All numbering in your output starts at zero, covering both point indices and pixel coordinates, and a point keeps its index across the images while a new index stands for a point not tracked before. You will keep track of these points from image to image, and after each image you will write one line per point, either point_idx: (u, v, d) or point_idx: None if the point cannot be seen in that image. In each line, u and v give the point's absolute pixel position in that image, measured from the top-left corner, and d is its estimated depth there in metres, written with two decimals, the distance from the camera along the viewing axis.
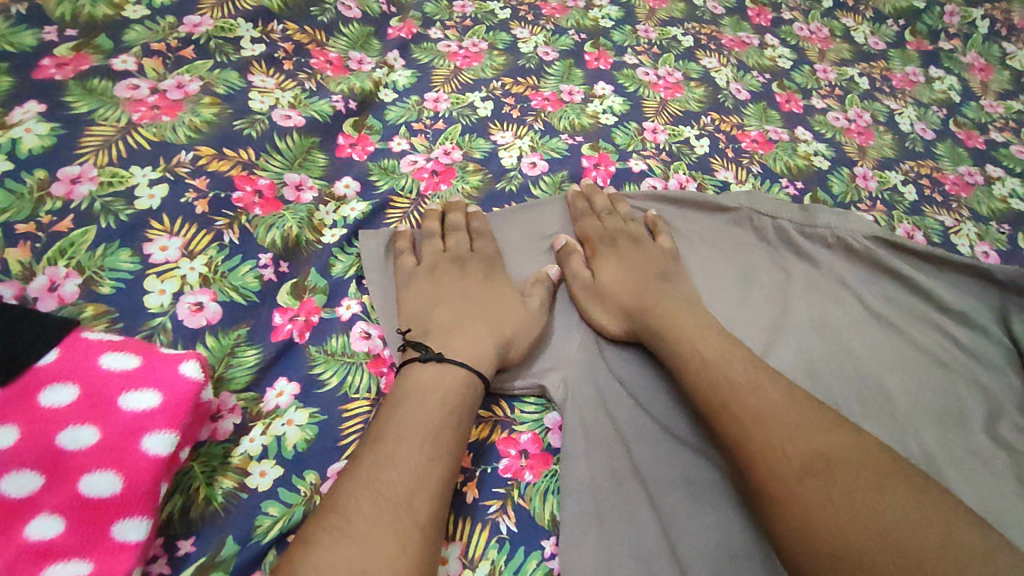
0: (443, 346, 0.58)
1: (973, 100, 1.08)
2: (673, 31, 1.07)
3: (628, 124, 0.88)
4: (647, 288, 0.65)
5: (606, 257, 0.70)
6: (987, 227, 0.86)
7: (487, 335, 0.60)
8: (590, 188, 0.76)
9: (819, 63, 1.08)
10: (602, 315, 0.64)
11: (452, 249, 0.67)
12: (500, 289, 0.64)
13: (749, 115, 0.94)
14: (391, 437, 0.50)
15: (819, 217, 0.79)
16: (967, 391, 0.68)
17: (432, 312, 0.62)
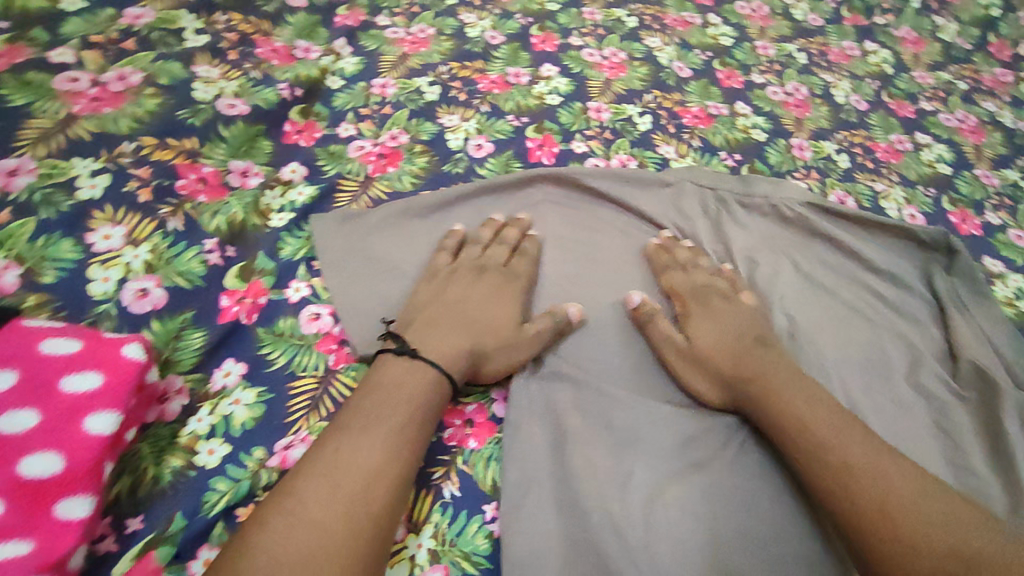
0: (422, 340, 0.59)
1: (904, 72, 1.13)
2: (618, 13, 1.09)
3: (572, 104, 0.91)
4: (747, 353, 0.64)
5: (699, 319, 0.68)
6: (915, 191, 0.90)
7: (465, 341, 0.60)
8: (670, 240, 0.74)
9: (760, 40, 1.11)
10: (703, 384, 0.63)
11: (483, 258, 0.69)
12: (492, 308, 0.64)
13: (690, 92, 0.97)
14: (356, 429, 0.51)
15: (756, 187, 0.83)
16: (892, 344, 0.72)
17: (431, 314, 0.63)
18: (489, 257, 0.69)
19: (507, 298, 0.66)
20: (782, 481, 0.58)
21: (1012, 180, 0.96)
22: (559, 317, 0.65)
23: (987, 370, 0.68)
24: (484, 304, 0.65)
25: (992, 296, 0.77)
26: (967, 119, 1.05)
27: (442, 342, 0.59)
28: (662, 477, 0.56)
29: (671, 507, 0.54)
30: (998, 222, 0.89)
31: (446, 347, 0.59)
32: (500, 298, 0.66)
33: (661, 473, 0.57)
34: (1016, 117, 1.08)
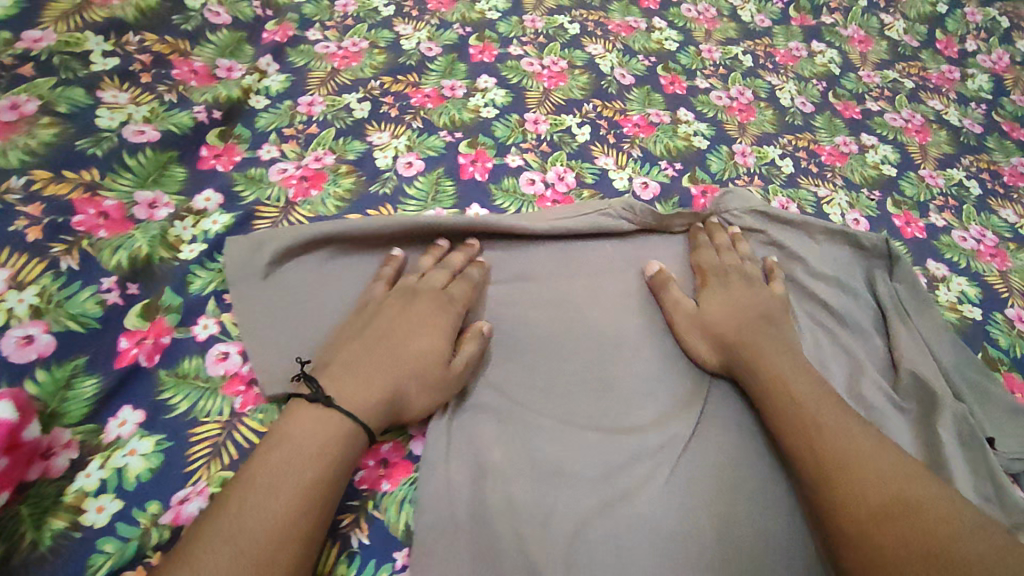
0: (338, 379, 0.55)
1: (851, 72, 1.11)
2: (560, 19, 1.06)
3: (508, 116, 0.88)
4: (752, 325, 0.65)
5: (714, 289, 0.69)
6: (859, 194, 0.89)
7: (387, 386, 0.56)
8: (714, 225, 0.77)
9: (706, 43, 1.09)
10: (696, 342, 0.66)
11: (418, 287, 0.64)
12: (420, 339, 0.59)
13: (632, 99, 0.95)
14: (270, 475, 0.48)
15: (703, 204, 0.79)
16: (833, 355, 0.70)
17: (353, 351, 0.58)
18: (426, 286, 0.64)
19: (438, 332, 0.61)
20: (712, 510, 0.56)
21: (957, 180, 0.95)
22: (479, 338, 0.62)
23: (927, 379, 0.67)
24: (414, 338, 0.59)
25: (933, 304, 0.76)
26: (912, 119, 1.04)
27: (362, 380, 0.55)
28: (582, 512, 0.55)
29: (590, 544, 0.53)
30: (942, 224, 0.88)
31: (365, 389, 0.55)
32: (429, 330, 0.60)
33: (579, 507, 0.55)
34: (961, 115, 1.07)
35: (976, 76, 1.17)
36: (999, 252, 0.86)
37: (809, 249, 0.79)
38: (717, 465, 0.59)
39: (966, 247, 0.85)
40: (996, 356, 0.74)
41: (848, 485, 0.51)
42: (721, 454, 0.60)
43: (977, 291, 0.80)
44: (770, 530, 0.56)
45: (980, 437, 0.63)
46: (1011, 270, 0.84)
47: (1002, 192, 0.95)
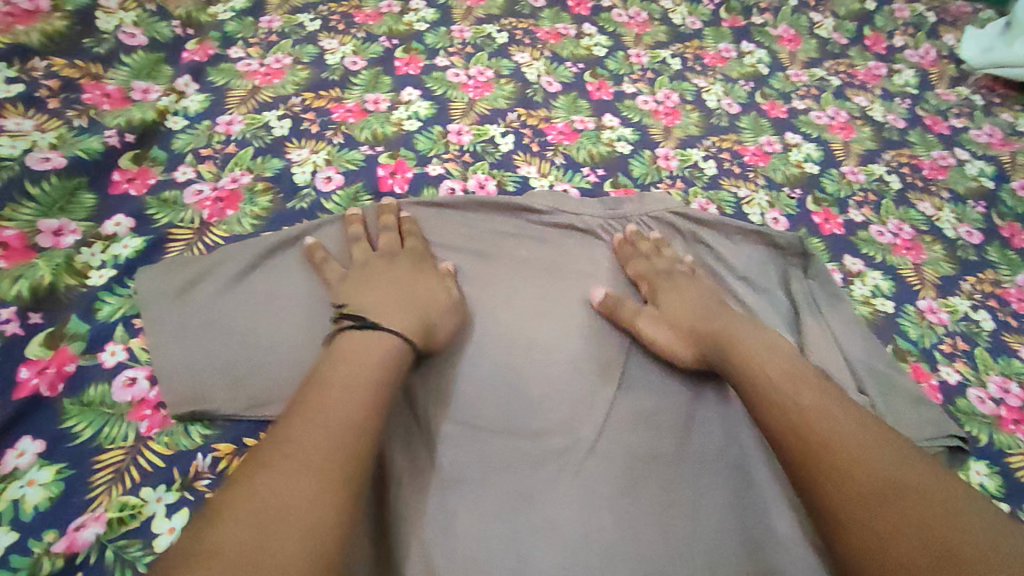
0: (379, 314, 0.59)
1: (779, 71, 1.13)
2: (489, 29, 1.08)
3: (432, 128, 0.89)
4: (711, 309, 0.68)
5: (667, 291, 0.71)
6: (779, 193, 0.91)
7: (418, 314, 0.61)
8: (635, 233, 0.78)
9: (635, 48, 1.11)
10: (669, 339, 0.67)
11: (380, 251, 0.68)
12: (428, 277, 0.66)
13: (557, 107, 0.96)
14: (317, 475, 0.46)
15: (622, 206, 0.82)
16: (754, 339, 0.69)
17: (367, 294, 0.62)
18: (387, 247, 0.69)
19: (430, 272, 0.67)
20: (608, 514, 0.57)
21: (877, 175, 0.97)
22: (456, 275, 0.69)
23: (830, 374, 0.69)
24: (419, 276, 0.66)
25: (845, 300, 0.78)
26: (837, 116, 1.06)
27: (377, 344, 0.57)
28: (480, 514, 0.56)
29: (484, 547, 0.55)
30: (861, 219, 0.90)
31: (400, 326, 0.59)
32: (423, 272, 0.67)
33: (477, 510, 0.57)
34: (885, 110, 1.10)
35: (902, 71, 1.20)
36: (914, 245, 0.88)
37: (728, 251, 0.80)
38: (619, 467, 0.60)
39: (883, 241, 0.87)
40: (906, 347, 0.76)
41: (831, 451, 0.51)
42: (623, 456, 0.61)
43: (890, 285, 0.82)
44: (660, 533, 0.57)
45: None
46: (925, 262, 0.86)
47: (921, 185, 0.97)
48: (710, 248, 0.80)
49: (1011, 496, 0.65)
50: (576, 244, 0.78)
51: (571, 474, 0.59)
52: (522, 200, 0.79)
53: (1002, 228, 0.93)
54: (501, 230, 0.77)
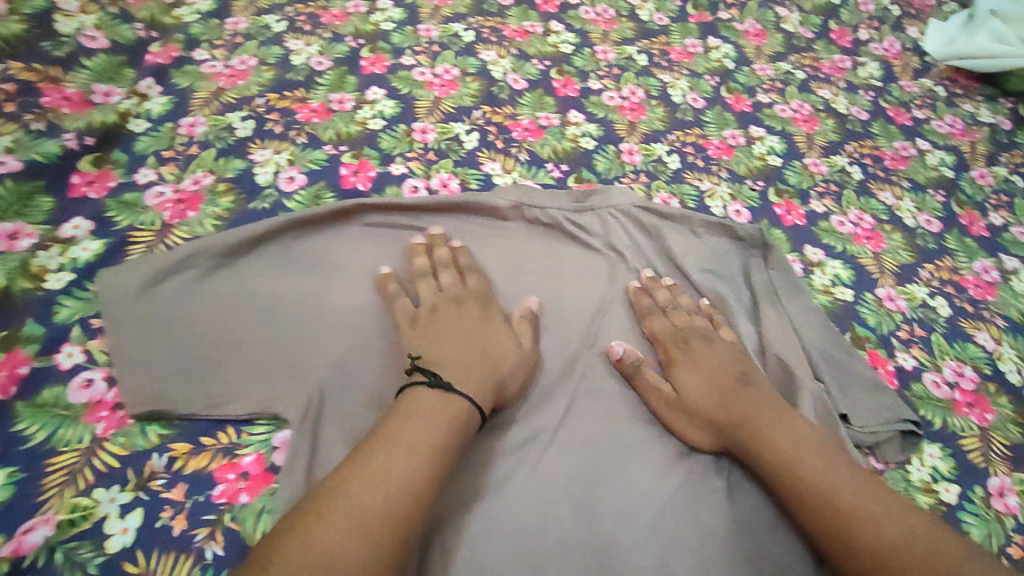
0: (446, 375, 0.61)
1: (745, 65, 1.15)
2: (455, 27, 1.08)
3: (396, 126, 0.89)
4: (732, 395, 0.65)
5: (685, 366, 0.69)
6: (741, 186, 0.92)
7: (487, 371, 0.63)
8: (652, 283, 0.76)
9: (601, 44, 1.12)
10: (689, 425, 0.66)
11: (447, 290, 0.70)
12: (495, 329, 0.68)
13: (522, 104, 0.97)
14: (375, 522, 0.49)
15: (591, 201, 0.83)
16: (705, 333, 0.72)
17: (441, 349, 0.64)
18: (454, 287, 0.70)
19: (499, 320, 0.69)
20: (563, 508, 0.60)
21: (840, 166, 0.99)
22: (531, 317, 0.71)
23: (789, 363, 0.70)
24: (489, 326, 0.68)
25: (804, 290, 0.79)
26: (801, 109, 1.08)
27: (444, 398, 0.59)
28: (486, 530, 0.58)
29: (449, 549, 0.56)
30: (822, 210, 0.91)
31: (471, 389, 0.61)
32: (492, 319, 0.69)
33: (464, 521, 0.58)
34: (849, 103, 1.11)
35: (866, 64, 1.21)
36: (874, 234, 0.89)
37: (688, 245, 0.81)
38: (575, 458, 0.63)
39: (844, 231, 0.89)
40: (864, 334, 0.77)
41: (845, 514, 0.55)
42: (580, 445, 0.64)
43: (850, 274, 0.83)
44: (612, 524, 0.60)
45: (833, 415, 0.67)
46: (885, 251, 0.87)
47: (882, 175, 0.99)
48: (670, 242, 0.81)
49: (964, 477, 0.66)
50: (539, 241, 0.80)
51: (529, 464, 0.62)
52: (489, 197, 0.80)
53: (961, 216, 0.95)
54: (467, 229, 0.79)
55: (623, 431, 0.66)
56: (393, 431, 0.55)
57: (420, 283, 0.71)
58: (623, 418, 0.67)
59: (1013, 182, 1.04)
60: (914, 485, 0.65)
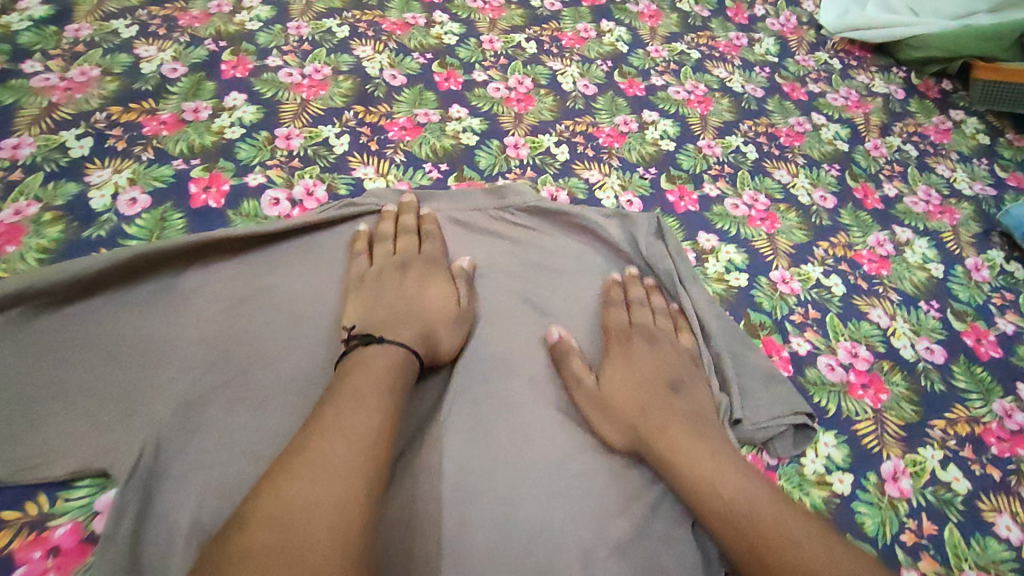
0: (382, 332, 0.61)
1: (640, 48, 1.11)
2: (329, 23, 1.00)
3: (257, 134, 0.81)
4: (655, 401, 0.62)
5: (619, 362, 0.66)
6: (632, 174, 0.88)
7: (419, 330, 0.62)
8: (630, 279, 0.74)
9: (488, 33, 1.06)
10: (604, 423, 0.62)
11: (398, 254, 0.69)
12: (433, 287, 0.67)
13: (400, 101, 0.90)
14: (332, 451, 0.48)
15: (473, 198, 0.78)
16: (651, 387, 0.64)
17: (374, 309, 0.64)
18: (405, 252, 0.70)
19: (441, 281, 0.68)
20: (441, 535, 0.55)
21: (734, 146, 0.96)
22: (463, 274, 0.70)
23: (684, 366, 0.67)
24: (431, 286, 0.67)
25: (697, 278, 0.76)
26: (696, 90, 1.05)
27: (378, 361, 0.57)
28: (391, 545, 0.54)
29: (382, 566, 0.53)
30: (715, 194, 0.89)
31: (399, 357, 0.59)
32: (436, 281, 0.68)
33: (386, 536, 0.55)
34: (745, 80, 1.10)
35: (762, 40, 1.20)
36: (768, 215, 0.87)
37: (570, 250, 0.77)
38: (447, 488, 0.57)
39: (737, 214, 0.86)
40: (758, 320, 0.75)
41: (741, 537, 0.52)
42: (453, 474, 0.58)
43: (744, 257, 0.81)
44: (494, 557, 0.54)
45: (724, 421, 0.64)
46: (779, 232, 0.85)
47: (777, 153, 0.97)
48: (545, 239, 0.77)
49: (858, 465, 0.64)
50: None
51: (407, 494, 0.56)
52: (364, 200, 0.75)
53: (856, 190, 0.94)
54: (338, 240, 0.72)
55: (505, 454, 0.59)
56: (331, 400, 0.53)
57: (375, 247, 0.70)
58: (507, 436, 0.60)
59: (906, 152, 1.04)
60: (808, 479, 0.63)
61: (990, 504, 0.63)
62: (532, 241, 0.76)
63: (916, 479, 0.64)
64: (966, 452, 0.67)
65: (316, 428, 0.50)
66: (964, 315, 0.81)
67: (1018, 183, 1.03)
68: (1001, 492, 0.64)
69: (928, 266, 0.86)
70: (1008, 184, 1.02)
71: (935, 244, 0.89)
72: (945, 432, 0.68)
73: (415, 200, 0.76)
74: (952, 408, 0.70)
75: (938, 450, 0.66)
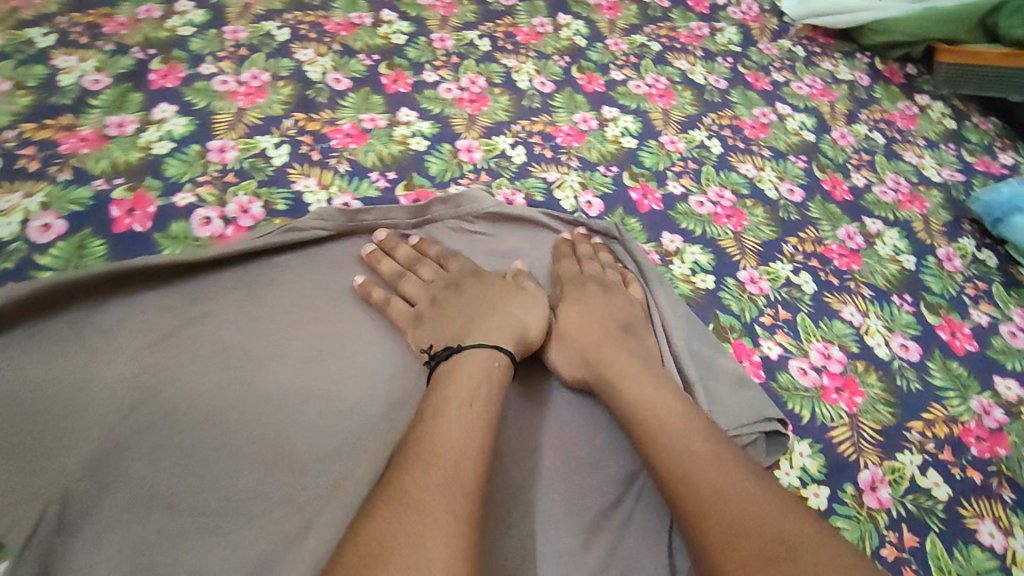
0: (465, 341, 0.59)
1: (599, 41, 1.07)
2: (268, 25, 0.94)
3: (187, 148, 0.75)
4: (608, 336, 0.62)
5: (572, 302, 0.66)
6: (593, 174, 0.84)
7: (504, 325, 0.61)
8: (578, 236, 0.75)
9: (439, 32, 1.01)
10: (557, 357, 0.62)
11: (433, 280, 0.67)
12: (494, 285, 0.65)
13: (344, 106, 0.85)
14: (427, 486, 0.44)
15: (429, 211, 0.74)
16: (604, 325, 0.63)
17: (445, 331, 0.62)
18: (438, 276, 0.67)
19: (495, 279, 0.67)
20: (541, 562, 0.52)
21: (698, 141, 0.93)
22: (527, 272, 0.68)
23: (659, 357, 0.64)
24: (490, 287, 0.65)
25: (655, 271, 0.73)
26: (657, 83, 1.01)
27: (454, 390, 0.53)
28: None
29: None
30: (679, 191, 0.85)
31: (468, 378, 0.54)
32: (487, 282, 0.66)
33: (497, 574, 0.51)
34: (707, 72, 1.06)
35: (724, 29, 1.16)
36: (735, 211, 0.84)
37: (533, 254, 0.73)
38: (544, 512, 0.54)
39: (703, 212, 0.83)
40: (728, 323, 0.71)
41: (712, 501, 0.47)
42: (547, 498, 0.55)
43: (710, 258, 0.78)
44: None
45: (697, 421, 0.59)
46: (746, 229, 0.82)
47: (742, 146, 0.94)
48: (501, 246, 0.73)
49: (834, 476, 0.61)
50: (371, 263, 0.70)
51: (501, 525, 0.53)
52: (306, 221, 0.70)
53: (823, 181, 0.92)
54: (278, 266, 0.67)
55: (581, 475, 0.57)
56: (416, 442, 0.48)
57: (400, 285, 0.67)
58: (578, 452, 0.58)
59: (874, 139, 1.01)
60: None
61: (972, 510, 0.61)
62: (490, 248, 0.73)
63: (895, 487, 0.61)
64: (945, 455, 0.64)
65: (414, 456, 0.47)
66: (938, 307, 0.78)
67: (986, 168, 1.01)
68: (982, 496, 0.62)
69: (900, 258, 0.83)
70: (976, 169, 1.00)
71: (907, 235, 0.86)
72: (924, 434, 0.65)
73: (389, 233, 0.72)
74: (929, 408, 0.68)
75: (916, 455, 0.63)
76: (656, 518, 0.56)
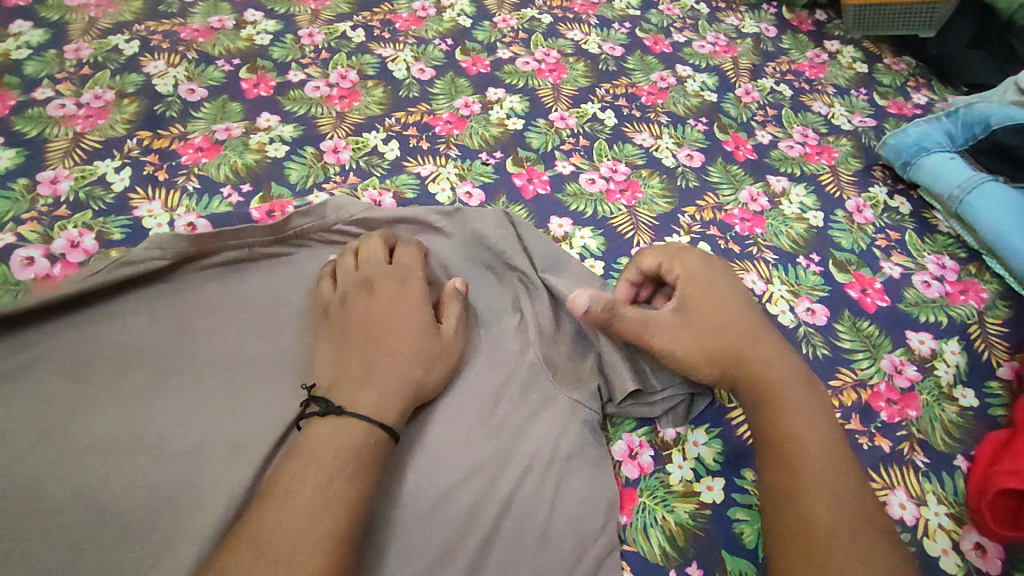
0: (339, 396, 0.52)
1: (485, 19, 1.00)
2: (115, 39, 0.86)
3: (13, 182, 0.68)
4: (736, 333, 0.56)
5: (699, 292, 0.59)
6: (472, 163, 0.78)
7: (395, 382, 0.53)
8: (478, 231, 0.67)
9: (307, 27, 0.93)
10: (686, 351, 0.56)
11: (363, 271, 0.61)
12: (406, 322, 0.57)
13: (197, 118, 0.78)
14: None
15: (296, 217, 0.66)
16: (746, 324, 0.57)
17: (338, 368, 0.55)
18: (370, 267, 0.61)
19: (417, 312, 0.58)
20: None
21: (590, 115, 0.87)
22: (457, 296, 0.61)
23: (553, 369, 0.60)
24: (400, 322, 0.57)
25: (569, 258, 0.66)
26: (547, 58, 0.95)
27: (307, 464, 0.47)
28: None
29: None
30: (569, 170, 0.79)
31: (331, 455, 0.48)
32: (406, 314, 0.58)
33: None
34: (602, 40, 1.00)
35: None
36: (629, 184, 0.79)
37: (444, 253, 0.67)
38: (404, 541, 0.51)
39: (594, 190, 0.78)
40: None
41: (804, 498, 0.48)
42: (413, 522, 0.51)
43: (600, 242, 0.72)
44: None
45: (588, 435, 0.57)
46: (640, 203, 0.77)
47: (638, 115, 0.88)
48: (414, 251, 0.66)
49: (729, 464, 0.58)
50: (223, 283, 0.63)
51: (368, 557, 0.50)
52: (141, 251, 0.61)
53: (725, 142, 0.86)
54: (107, 299, 0.60)
55: (452, 496, 0.53)
56: (248, 538, 0.44)
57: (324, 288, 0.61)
58: (452, 470, 0.54)
59: (780, 92, 0.96)
60: (673, 491, 0.56)
61: (882, 482, 0.57)
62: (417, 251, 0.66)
63: None
64: (853, 424, 0.61)
65: (253, 539, 0.43)
66: (846, 264, 0.74)
67: (898, 110, 0.96)
68: (893, 465, 0.58)
69: (807, 216, 0.78)
70: (888, 113, 0.96)
71: (813, 189, 0.82)
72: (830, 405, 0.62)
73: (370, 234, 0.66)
74: (837, 374, 0.64)
75: None
76: (541, 528, 0.52)
